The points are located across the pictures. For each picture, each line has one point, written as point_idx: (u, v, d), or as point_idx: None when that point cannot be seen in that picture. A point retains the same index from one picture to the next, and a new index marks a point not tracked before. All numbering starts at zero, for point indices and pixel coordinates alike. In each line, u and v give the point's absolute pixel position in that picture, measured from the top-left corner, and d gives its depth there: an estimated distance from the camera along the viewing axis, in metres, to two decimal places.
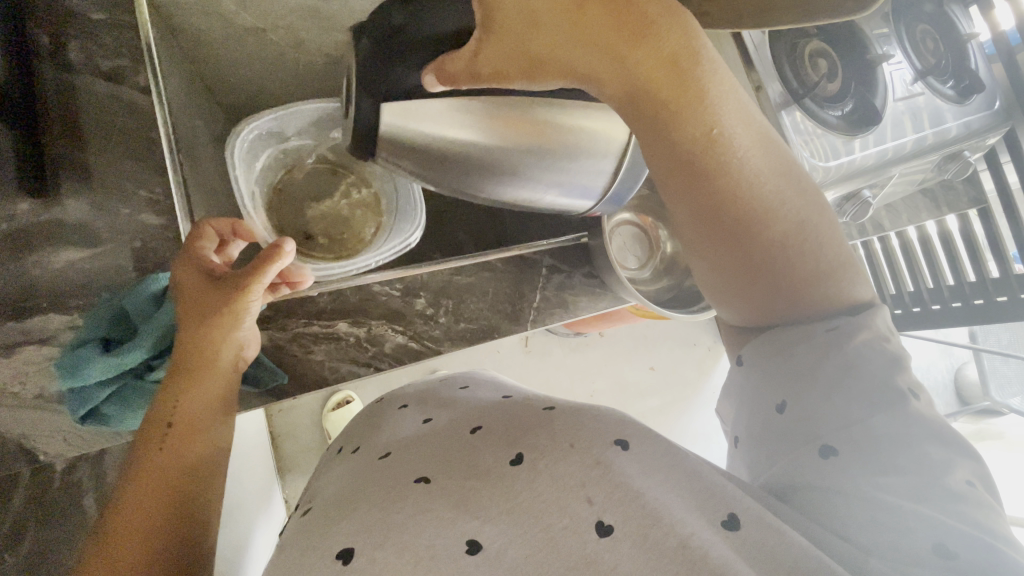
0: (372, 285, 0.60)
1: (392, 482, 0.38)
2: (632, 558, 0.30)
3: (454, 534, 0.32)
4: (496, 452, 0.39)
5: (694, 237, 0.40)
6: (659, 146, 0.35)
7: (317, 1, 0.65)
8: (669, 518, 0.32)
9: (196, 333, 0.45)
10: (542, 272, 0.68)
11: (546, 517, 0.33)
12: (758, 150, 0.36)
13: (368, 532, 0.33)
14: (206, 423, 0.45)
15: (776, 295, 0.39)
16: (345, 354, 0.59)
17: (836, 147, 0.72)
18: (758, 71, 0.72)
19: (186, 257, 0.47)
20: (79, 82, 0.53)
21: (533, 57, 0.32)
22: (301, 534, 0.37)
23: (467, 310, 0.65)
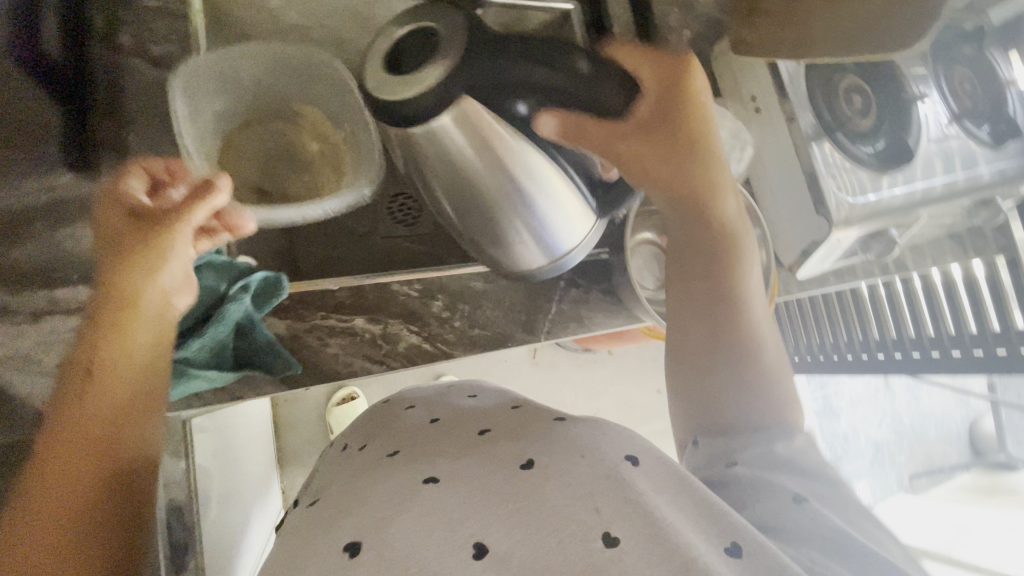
0: (392, 285, 0.62)
1: (402, 478, 0.37)
2: (640, 568, 0.30)
3: (461, 537, 0.32)
4: (507, 457, 0.38)
5: (685, 324, 0.49)
6: (697, 242, 0.50)
7: (361, 5, 0.68)
8: (679, 539, 0.31)
9: (115, 271, 0.38)
10: (559, 285, 0.69)
11: (554, 525, 0.32)
12: (761, 300, 0.49)
13: (378, 529, 0.33)
14: (144, 369, 0.39)
15: (733, 396, 0.46)
16: (359, 350, 0.59)
17: (866, 182, 0.72)
18: (792, 101, 0.71)
19: (110, 196, 0.41)
20: (128, 67, 0.57)
21: (649, 155, 0.47)
22: (307, 527, 0.37)
23: (482, 316, 0.65)
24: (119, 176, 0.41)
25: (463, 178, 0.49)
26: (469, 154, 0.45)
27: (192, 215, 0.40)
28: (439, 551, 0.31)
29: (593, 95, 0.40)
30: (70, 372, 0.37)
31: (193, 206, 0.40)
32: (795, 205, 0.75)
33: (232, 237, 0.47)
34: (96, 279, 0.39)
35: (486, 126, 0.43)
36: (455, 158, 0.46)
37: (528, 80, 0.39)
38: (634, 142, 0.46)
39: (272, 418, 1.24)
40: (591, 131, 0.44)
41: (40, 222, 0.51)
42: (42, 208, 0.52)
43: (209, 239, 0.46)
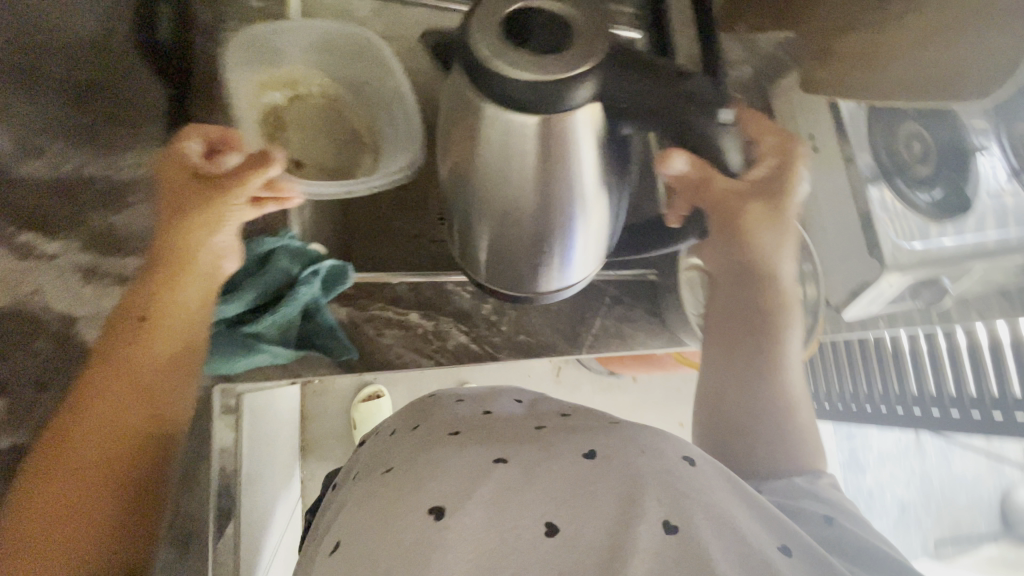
0: (447, 285, 0.64)
1: (473, 455, 0.38)
2: (708, 557, 0.31)
3: (534, 513, 0.33)
4: (569, 444, 0.39)
5: (727, 369, 0.52)
6: (753, 301, 0.52)
7: (441, 20, 0.72)
8: (741, 533, 0.33)
9: (171, 226, 0.41)
10: (605, 301, 0.70)
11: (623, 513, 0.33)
12: (800, 367, 0.53)
13: (460, 502, 0.34)
14: (186, 322, 0.42)
15: (766, 446, 0.48)
16: (411, 343, 0.61)
17: (921, 228, 0.72)
18: (851, 142, 0.73)
19: (171, 155, 0.42)
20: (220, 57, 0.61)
21: (741, 213, 0.50)
22: (377, 493, 0.38)
23: (528, 324, 0.66)
24: (181, 136, 0.42)
25: (494, 171, 0.42)
26: (528, 158, 0.40)
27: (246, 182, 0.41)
28: (521, 530, 0.32)
29: (725, 151, 0.44)
30: (121, 314, 0.41)
31: (258, 175, 0.41)
32: (847, 244, 0.75)
33: (278, 207, 0.46)
34: (154, 230, 0.42)
35: (563, 142, 0.39)
36: (511, 155, 0.40)
37: (654, 104, 0.40)
38: (739, 204, 0.49)
39: (299, 409, 1.27)
40: (715, 179, 0.46)
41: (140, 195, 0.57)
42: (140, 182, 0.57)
43: (257, 207, 0.45)
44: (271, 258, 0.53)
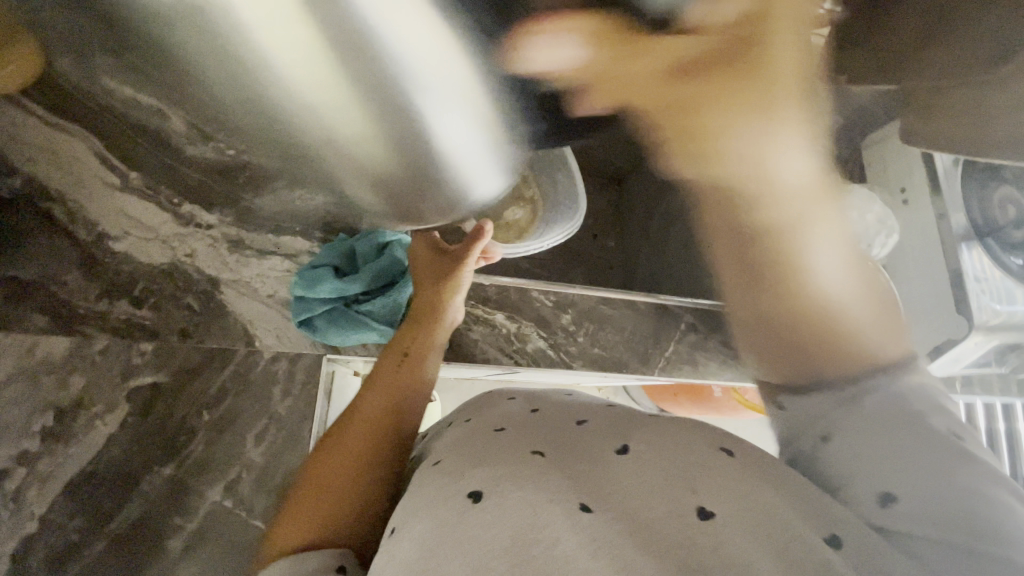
0: (531, 291, 0.69)
1: (506, 447, 0.39)
2: (743, 544, 0.30)
3: (568, 494, 0.34)
4: (603, 439, 0.39)
5: (738, 299, 0.43)
6: (726, 217, 0.38)
7: None
8: (782, 518, 0.32)
9: (427, 286, 0.59)
10: (679, 326, 0.72)
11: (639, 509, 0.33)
12: (829, 247, 0.38)
13: (493, 485, 0.35)
14: (423, 356, 0.55)
15: (810, 359, 0.40)
16: (496, 341, 0.66)
17: (1012, 292, 0.71)
18: (943, 198, 0.74)
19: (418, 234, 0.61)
20: None
21: (687, 127, 0.29)
22: (421, 480, 0.39)
23: (603, 338, 0.70)
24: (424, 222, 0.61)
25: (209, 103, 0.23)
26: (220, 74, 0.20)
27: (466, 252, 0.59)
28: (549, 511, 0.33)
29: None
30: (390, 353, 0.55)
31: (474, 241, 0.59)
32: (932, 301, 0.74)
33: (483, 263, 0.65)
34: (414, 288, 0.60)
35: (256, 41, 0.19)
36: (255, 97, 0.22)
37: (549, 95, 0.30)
38: (693, 100, 0.28)
39: None
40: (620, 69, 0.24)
41: None
42: None
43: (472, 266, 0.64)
44: (387, 249, 0.61)
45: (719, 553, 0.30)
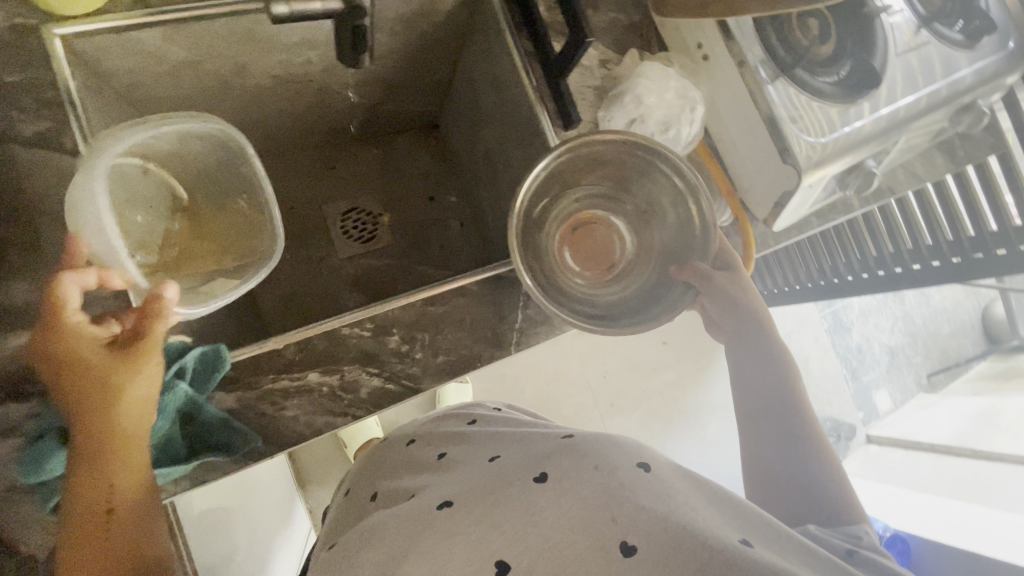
0: (340, 328, 0.57)
1: (512, 482, 0.45)
2: (642, 536, 0.39)
3: (440, 502, 0.46)
4: (623, 453, 0.46)
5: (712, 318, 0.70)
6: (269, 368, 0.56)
7: (251, 25, 0.63)
8: (693, 525, 0.39)
9: (113, 397, 0.43)
10: (522, 289, 0.65)
11: (628, 482, 0.42)
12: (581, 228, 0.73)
13: (510, 542, 0.40)
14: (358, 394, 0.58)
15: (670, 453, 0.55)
16: (320, 406, 0.56)
17: (833, 116, 0.65)
18: (736, 41, 0.66)
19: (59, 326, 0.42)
20: (7, 153, 0.53)
21: None
22: (341, 520, 0.56)
23: (444, 341, 0.61)
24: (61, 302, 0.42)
25: None
26: None
27: (154, 332, 0.44)
28: (594, 532, 0.39)
29: None
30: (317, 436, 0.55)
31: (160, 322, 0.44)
32: (757, 156, 0.69)
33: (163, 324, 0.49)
34: (96, 399, 0.43)
35: None
36: None
37: None
38: None
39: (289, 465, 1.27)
40: None
41: None
42: None
43: None
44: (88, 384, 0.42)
45: (608, 551, 0.38)
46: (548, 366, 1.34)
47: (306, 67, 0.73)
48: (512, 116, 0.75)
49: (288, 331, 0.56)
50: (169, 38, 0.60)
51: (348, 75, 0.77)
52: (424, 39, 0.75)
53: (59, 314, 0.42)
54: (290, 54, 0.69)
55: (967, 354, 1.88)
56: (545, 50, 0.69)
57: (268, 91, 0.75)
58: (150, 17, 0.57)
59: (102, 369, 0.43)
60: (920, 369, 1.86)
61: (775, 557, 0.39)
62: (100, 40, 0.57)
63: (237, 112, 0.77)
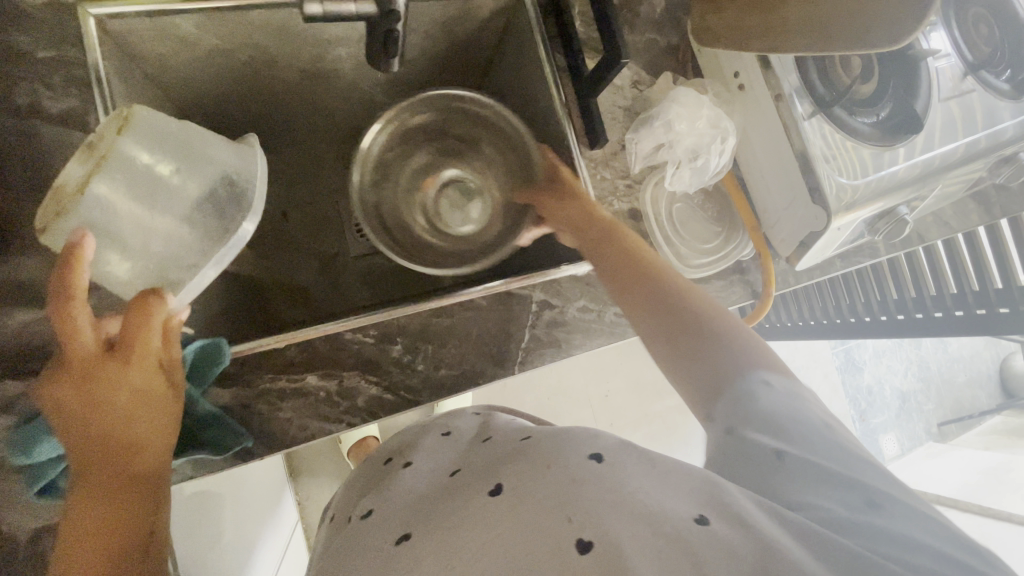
0: (343, 333, 0.56)
1: (467, 496, 0.44)
2: (600, 527, 0.36)
3: (398, 531, 0.43)
4: (576, 449, 0.44)
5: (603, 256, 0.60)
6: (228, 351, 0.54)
7: (286, 19, 0.62)
8: (655, 514, 0.37)
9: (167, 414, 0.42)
10: (531, 308, 0.63)
11: (583, 477, 0.41)
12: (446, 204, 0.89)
13: (470, 563, 0.37)
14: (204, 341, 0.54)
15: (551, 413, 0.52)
16: (315, 410, 0.55)
17: (868, 159, 0.63)
18: (775, 74, 0.64)
19: (145, 341, 0.41)
20: (30, 129, 0.53)
21: None
22: (327, 540, 0.53)
23: (447, 355, 0.60)
24: (152, 321, 0.42)
25: None
26: None
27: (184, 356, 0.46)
28: (551, 538, 0.36)
29: None
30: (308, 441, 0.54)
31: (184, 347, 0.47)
32: (786, 192, 0.67)
33: None
34: (151, 413, 0.41)
35: None
36: None
37: None
38: None
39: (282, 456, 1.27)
40: None
41: None
42: None
43: None
44: (147, 401, 0.41)
45: (567, 550, 0.36)
46: (550, 380, 1.32)
47: (336, 65, 0.73)
48: (538, 130, 0.74)
49: (289, 332, 0.55)
50: (204, 27, 0.60)
51: (377, 75, 0.77)
52: (457, 44, 0.75)
53: (149, 330, 0.42)
54: (322, 50, 0.69)
55: (980, 407, 1.83)
56: (578, 66, 0.67)
57: (295, 86, 0.75)
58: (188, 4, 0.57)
59: (160, 397, 0.42)
60: (930, 417, 1.82)
61: (732, 531, 0.35)
62: (133, 22, 0.57)
63: (264, 103, 0.77)
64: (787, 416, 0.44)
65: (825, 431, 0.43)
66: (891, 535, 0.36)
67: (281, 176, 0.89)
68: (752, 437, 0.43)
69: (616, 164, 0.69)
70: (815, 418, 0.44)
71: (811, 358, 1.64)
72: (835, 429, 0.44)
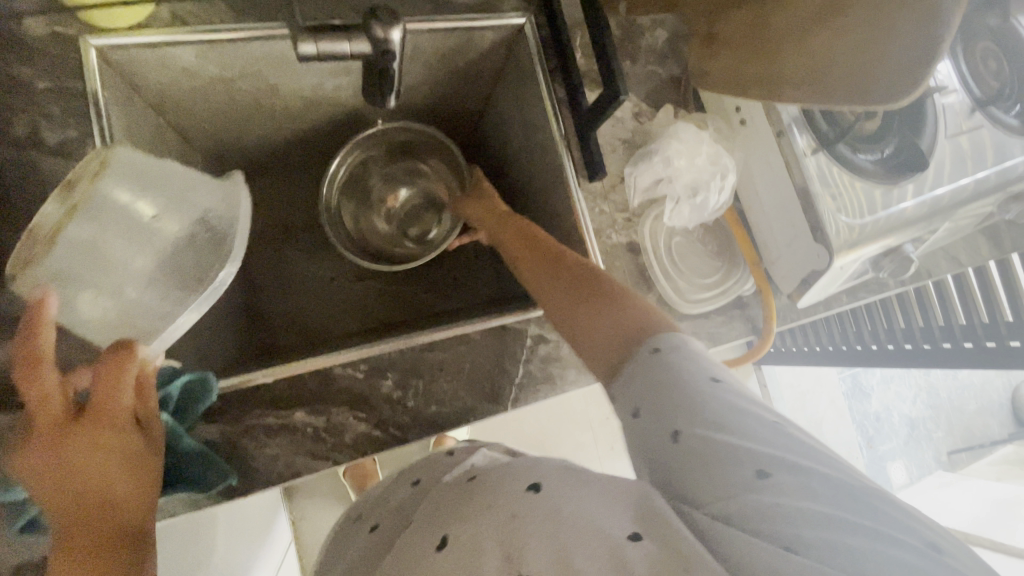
0: (333, 368, 0.56)
1: (417, 552, 0.39)
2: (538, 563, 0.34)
3: None
4: (516, 479, 0.40)
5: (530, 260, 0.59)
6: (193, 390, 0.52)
7: (286, 50, 0.63)
8: (590, 540, 0.34)
9: (143, 457, 0.40)
10: (525, 343, 0.62)
11: (523, 511, 0.37)
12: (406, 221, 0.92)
13: None
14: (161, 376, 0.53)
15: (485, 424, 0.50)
16: (302, 447, 0.54)
17: (872, 198, 0.62)
18: (777, 110, 0.63)
19: (116, 386, 0.40)
20: (27, 160, 0.53)
21: None
22: None
23: (439, 390, 0.59)
24: (123, 367, 0.41)
25: None
26: None
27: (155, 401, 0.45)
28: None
29: None
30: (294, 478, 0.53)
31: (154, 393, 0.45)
32: (788, 229, 0.66)
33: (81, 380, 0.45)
34: (126, 455, 0.39)
35: None
36: None
37: None
38: None
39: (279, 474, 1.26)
40: None
41: None
42: None
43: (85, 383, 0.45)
44: (118, 445, 0.39)
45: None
46: (551, 403, 1.30)
47: (337, 92, 0.73)
48: (537, 160, 0.73)
49: (279, 366, 0.55)
50: (205, 57, 0.61)
51: None
52: (457, 73, 0.74)
53: (121, 376, 0.41)
54: (323, 78, 0.69)
55: (992, 436, 1.78)
56: (577, 99, 0.66)
57: (296, 112, 0.75)
58: (188, 35, 0.57)
59: (140, 451, 0.40)
60: (939, 445, 1.78)
61: (663, 556, 0.33)
62: (134, 53, 0.57)
63: (265, 129, 0.77)
64: (671, 387, 0.40)
65: (712, 387, 0.39)
66: (793, 515, 0.33)
67: (282, 200, 0.89)
68: (653, 418, 0.40)
69: (616, 197, 0.68)
70: (699, 375, 0.40)
71: (818, 384, 1.61)
72: (723, 379, 0.40)
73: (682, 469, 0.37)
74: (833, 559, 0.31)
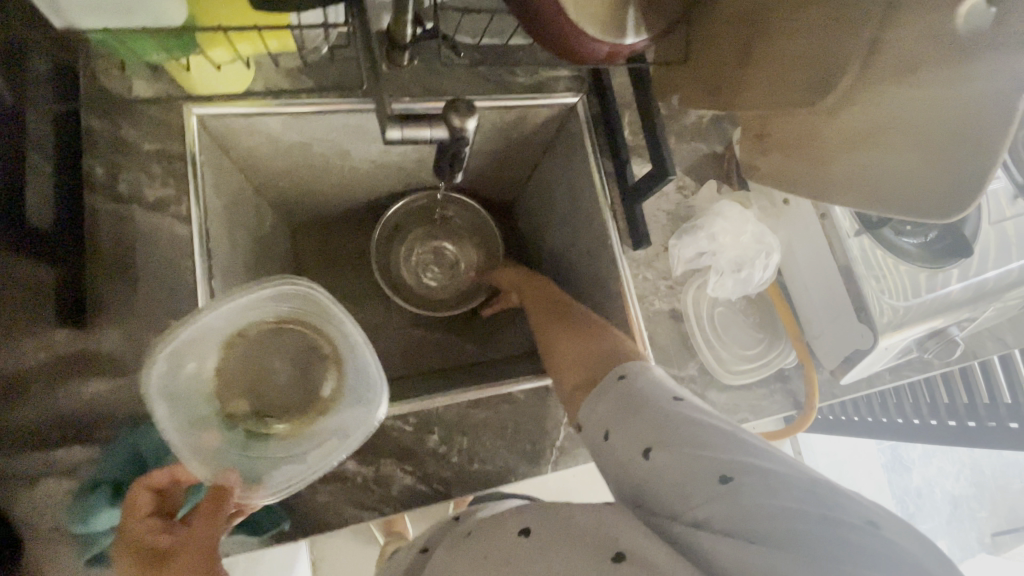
0: (385, 420, 0.58)
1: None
2: None
3: None
4: (509, 526, 0.45)
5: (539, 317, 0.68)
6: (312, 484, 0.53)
7: (361, 121, 0.69)
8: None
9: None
10: None
11: (515, 557, 0.42)
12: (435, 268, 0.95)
13: None
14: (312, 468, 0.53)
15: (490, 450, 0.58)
16: (351, 496, 0.56)
17: (916, 281, 0.63)
18: None
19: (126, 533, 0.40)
20: (127, 213, 0.58)
21: None
22: None
23: (482, 448, 0.60)
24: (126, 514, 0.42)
25: None
26: None
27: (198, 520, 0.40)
28: None
29: None
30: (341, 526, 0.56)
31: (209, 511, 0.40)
32: (830, 307, 0.67)
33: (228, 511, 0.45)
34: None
35: None
36: None
37: None
38: None
39: None
40: None
41: (64, 370, 0.54)
42: (70, 358, 0.54)
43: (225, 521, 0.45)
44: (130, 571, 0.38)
45: None
46: None
47: (400, 156, 0.79)
48: (583, 226, 0.77)
49: None
50: (290, 126, 0.67)
51: None
52: (513, 142, 0.79)
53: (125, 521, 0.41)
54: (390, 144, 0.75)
55: None
56: (625, 174, 0.70)
57: (361, 173, 0.81)
58: (277, 107, 0.64)
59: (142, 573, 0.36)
60: (982, 525, 1.68)
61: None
62: (230, 120, 0.64)
63: (331, 185, 0.83)
64: (641, 417, 0.47)
65: (671, 407, 0.46)
66: (759, 511, 0.39)
67: (337, 248, 0.95)
68: (630, 441, 0.46)
69: (660, 266, 0.70)
70: (660, 399, 0.47)
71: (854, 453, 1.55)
72: (684, 399, 0.48)
73: (660, 480, 0.43)
74: (792, 542, 0.37)
